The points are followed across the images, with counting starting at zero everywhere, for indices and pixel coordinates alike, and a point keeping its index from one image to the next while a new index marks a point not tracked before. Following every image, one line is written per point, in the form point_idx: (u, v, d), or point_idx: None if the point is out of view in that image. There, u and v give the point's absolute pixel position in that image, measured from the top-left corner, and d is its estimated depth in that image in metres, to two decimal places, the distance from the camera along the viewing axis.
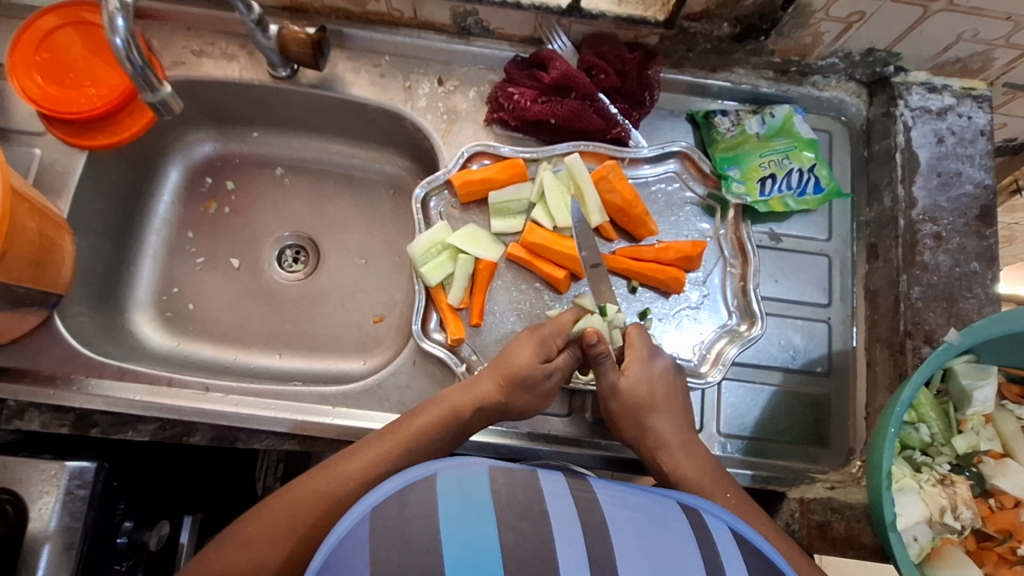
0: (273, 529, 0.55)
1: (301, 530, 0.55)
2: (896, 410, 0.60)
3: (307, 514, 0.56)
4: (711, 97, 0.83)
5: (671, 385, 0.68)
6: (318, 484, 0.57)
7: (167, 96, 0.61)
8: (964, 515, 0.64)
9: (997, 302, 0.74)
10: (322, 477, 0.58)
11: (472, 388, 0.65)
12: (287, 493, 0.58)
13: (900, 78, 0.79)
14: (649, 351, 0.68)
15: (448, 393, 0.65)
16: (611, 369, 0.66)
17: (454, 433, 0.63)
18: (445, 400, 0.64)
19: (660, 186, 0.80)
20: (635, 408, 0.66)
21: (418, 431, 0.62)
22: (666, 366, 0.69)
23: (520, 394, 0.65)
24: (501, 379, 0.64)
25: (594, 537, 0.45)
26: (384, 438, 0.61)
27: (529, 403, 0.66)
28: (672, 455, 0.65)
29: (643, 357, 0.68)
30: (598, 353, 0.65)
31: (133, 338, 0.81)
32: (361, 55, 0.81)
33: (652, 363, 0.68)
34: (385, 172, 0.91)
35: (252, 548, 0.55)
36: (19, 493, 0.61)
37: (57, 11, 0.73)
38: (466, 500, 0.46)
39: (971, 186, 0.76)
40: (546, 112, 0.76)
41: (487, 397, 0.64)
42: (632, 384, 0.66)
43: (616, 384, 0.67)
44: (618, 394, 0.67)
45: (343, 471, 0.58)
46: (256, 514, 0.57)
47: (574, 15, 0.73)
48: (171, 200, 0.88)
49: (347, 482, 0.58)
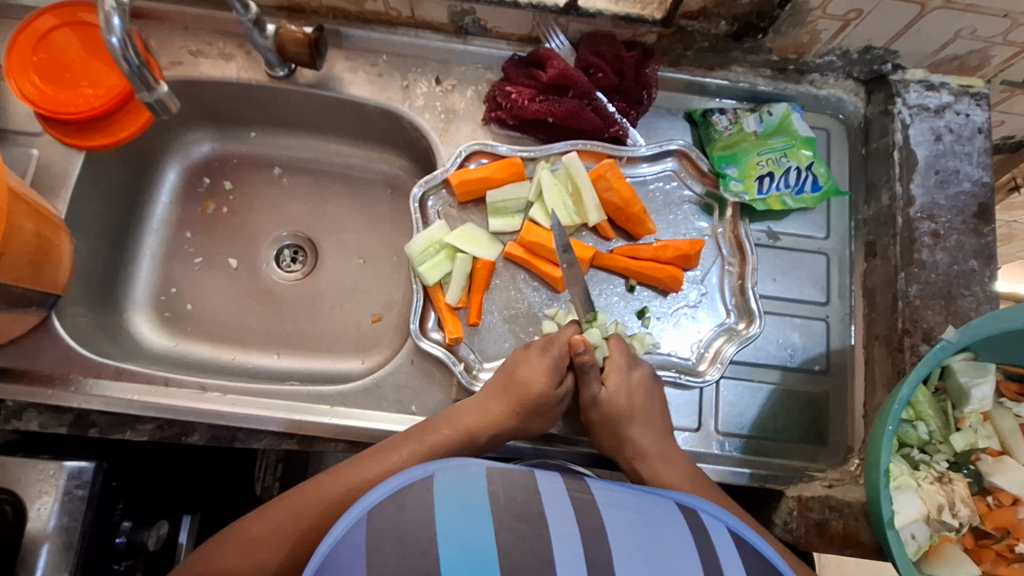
0: (273, 530, 0.56)
1: (301, 531, 0.56)
2: (894, 408, 0.60)
3: (305, 515, 0.56)
4: (709, 96, 0.82)
5: (650, 390, 0.69)
6: (321, 489, 0.58)
7: (164, 95, 0.61)
8: (962, 513, 0.64)
9: (995, 300, 0.74)
10: (328, 483, 0.58)
11: (484, 405, 0.66)
12: (293, 494, 0.58)
13: (898, 76, 0.79)
14: (628, 359, 0.70)
15: (460, 410, 0.65)
16: (593, 380, 0.68)
17: (465, 448, 0.64)
18: (458, 418, 0.64)
19: (658, 185, 0.80)
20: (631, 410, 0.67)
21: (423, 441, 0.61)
22: (643, 376, 0.69)
23: (533, 413, 0.66)
24: (509, 395, 0.65)
25: (592, 538, 0.45)
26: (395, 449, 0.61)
27: (538, 414, 0.67)
28: (649, 465, 0.66)
29: (622, 367, 0.70)
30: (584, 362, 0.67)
31: (131, 338, 0.81)
32: (359, 55, 0.81)
33: (630, 372, 0.69)
34: (383, 172, 0.91)
35: (251, 548, 0.55)
36: (19, 493, 0.61)
37: (54, 11, 0.73)
38: (464, 500, 0.46)
39: (969, 183, 0.76)
40: (544, 111, 0.76)
41: (497, 414, 0.65)
42: (621, 391, 0.68)
43: (596, 395, 0.69)
44: (598, 405, 0.69)
45: (349, 477, 0.58)
46: (259, 515, 0.57)
47: (571, 14, 0.73)
48: (169, 200, 0.88)
49: (353, 486, 0.58)
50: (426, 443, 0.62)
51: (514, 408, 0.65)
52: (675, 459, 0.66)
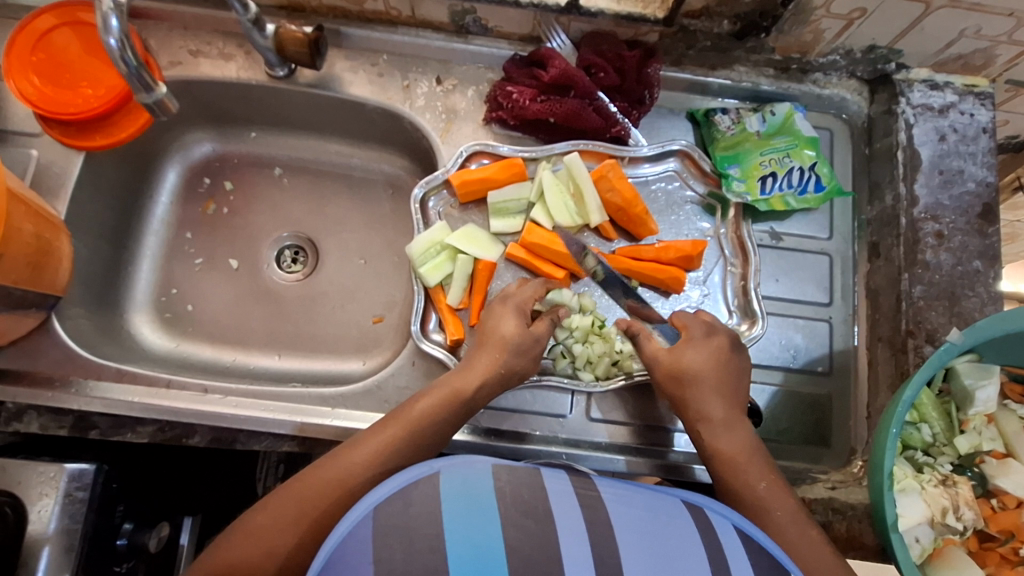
0: (271, 515, 0.53)
1: (300, 513, 0.53)
2: (898, 410, 0.60)
3: (307, 500, 0.54)
4: (711, 95, 0.82)
5: (723, 362, 0.65)
6: (325, 473, 0.55)
7: (162, 96, 0.60)
8: (966, 516, 0.64)
9: (1000, 301, 0.74)
10: (329, 467, 0.56)
11: (472, 365, 0.64)
12: (293, 483, 0.55)
13: (902, 75, 0.78)
14: (705, 330, 0.68)
15: (448, 376, 0.64)
16: (647, 342, 0.68)
17: (455, 413, 0.61)
18: (446, 383, 0.63)
19: (660, 185, 0.79)
20: (679, 374, 0.65)
21: (421, 414, 0.60)
22: (722, 345, 0.66)
23: (515, 358, 0.65)
24: (496, 351, 0.65)
25: (599, 536, 0.45)
26: (385, 427, 0.59)
27: (527, 369, 0.66)
28: (713, 431, 0.62)
29: (695, 337, 0.67)
30: (632, 332, 0.70)
31: (132, 340, 0.81)
32: (359, 54, 0.80)
33: (707, 339, 0.66)
34: (384, 172, 0.90)
35: (252, 535, 0.52)
36: (18, 496, 0.61)
37: (53, 11, 0.73)
38: (469, 497, 0.45)
39: (973, 183, 0.76)
40: (545, 111, 0.75)
41: (485, 372, 0.63)
42: (686, 359, 0.65)
43: (654, 354, 0.67)
44: (658, 363, 0.66)
45: (353, 458, 0.56)
46: (263, 504, 0.54)
47: (573, 13, 0.73)
48: (169, 201, 0.88)
49: (354, 466, 0.56)
50: (418, 414, 0.60)
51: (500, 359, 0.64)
52: (732, 430, 0.62)
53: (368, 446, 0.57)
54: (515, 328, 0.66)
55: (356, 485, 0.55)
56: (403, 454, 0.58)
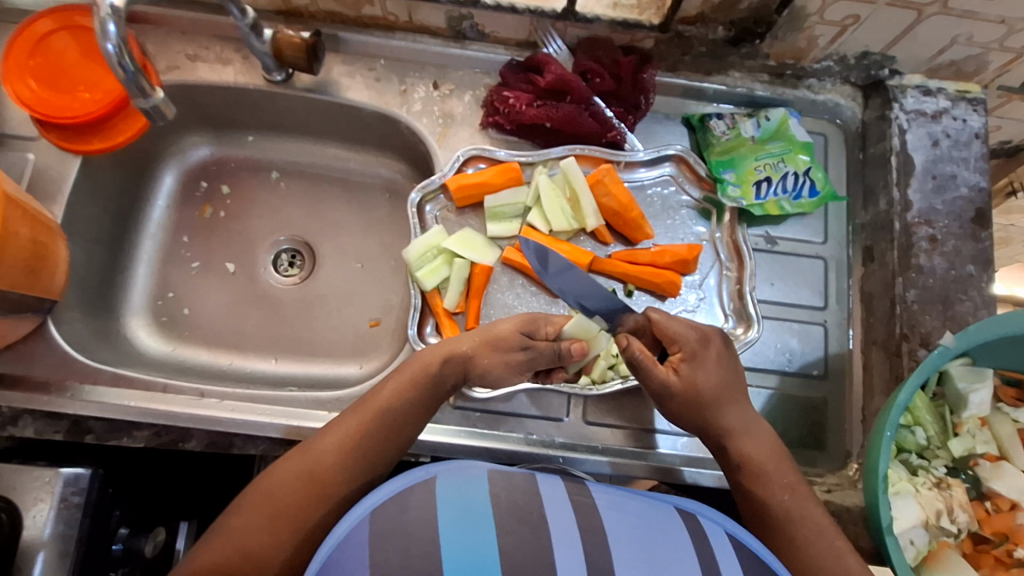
0: (258, 514, 0.53)
1: (277, 508, 0.53)
2: (892, 413, 0.61)
3: (282, 494, 0.54)
4: (707, 101, 0.82)
5: (729, 369, 0.64)
6: (297, 463, 0.56)
7: (161, 102, 0.60)
8: (960, 518, 0.65)
9: (992, 305, 0.74)
10: (300, 457, 0.56)
11: (449, 344, 0.64)
12: (266, 478, 0.55)
13: (895, 81, 0.79)
14: (700, 338, 0.63)
15: (420, 353, 0.63)
16: (654, 368, 0.61)
17: (426, 395, 0.61)
18: (417, 360, 0.62)
19: (656, 190, 0.80)
20: (694, 402, 0.62)
21: (389, 398, 0.60)
22: (720, 352, 0.63)
23: (493, 355, 0.64)
24: (478, 340, 0.64)
25: (592, 542, 0.45)
26: (356, 412, 0.59)
27: (494, 371, 0.64)
28: (714, 441, 0.63)
29: (698, 352, 0.63)
30: (633, 356, 0.61)
31: (128, 345, 0.80)
32: (356, 59, 0.81)
33: (706, 351, 0.63)
34: (382, 176, 0.90)
35: (237, 535, 0.52)
36: (13, 500, 0.61)
37: (51, 16, 0.73)
38: (466, 502, 0.46)
39: (966, 188, 0.77)
40: (542, 116, 0.76)
41: (454, 350, 0.63)
42: (700, 382, 0.62)
43: (667, 384, 0.62)
44: (671, 395, 0.62)
45: (321, 446, 0.56)
46: (240, 505, 0.54)
47: (568, 19, 0.73)
48: (166, 205, 0.88)
49: (325, 453, 0.56)
50: (386, 397, 0.60)
51: (481, 342, 0.64)
52: (733, 436, 0.62)
53: (336, 433, 0.57)
54: (510, 328, 0.64)
55: (339, 482, 0.55)
56: (376, 438, 0.58)
